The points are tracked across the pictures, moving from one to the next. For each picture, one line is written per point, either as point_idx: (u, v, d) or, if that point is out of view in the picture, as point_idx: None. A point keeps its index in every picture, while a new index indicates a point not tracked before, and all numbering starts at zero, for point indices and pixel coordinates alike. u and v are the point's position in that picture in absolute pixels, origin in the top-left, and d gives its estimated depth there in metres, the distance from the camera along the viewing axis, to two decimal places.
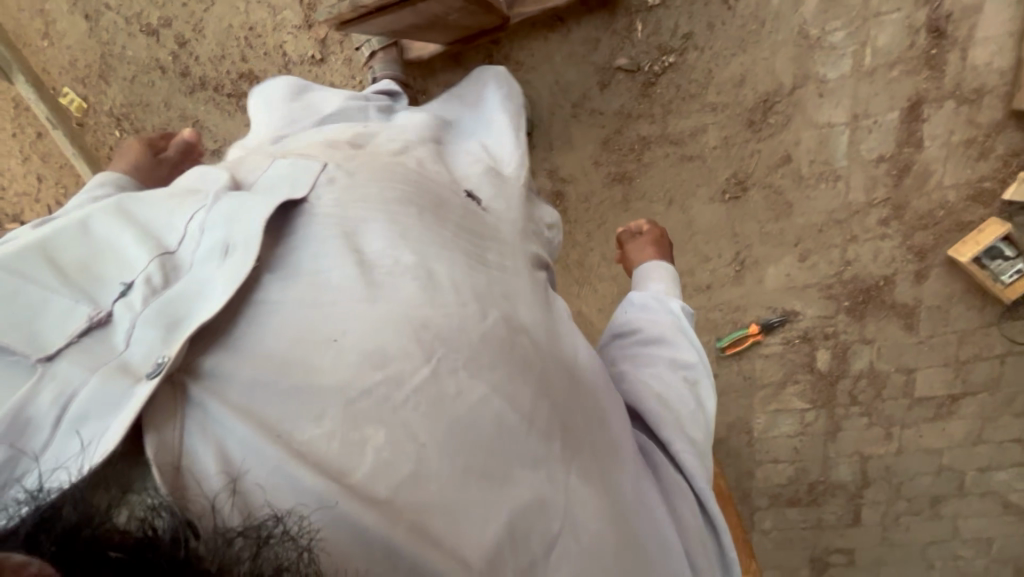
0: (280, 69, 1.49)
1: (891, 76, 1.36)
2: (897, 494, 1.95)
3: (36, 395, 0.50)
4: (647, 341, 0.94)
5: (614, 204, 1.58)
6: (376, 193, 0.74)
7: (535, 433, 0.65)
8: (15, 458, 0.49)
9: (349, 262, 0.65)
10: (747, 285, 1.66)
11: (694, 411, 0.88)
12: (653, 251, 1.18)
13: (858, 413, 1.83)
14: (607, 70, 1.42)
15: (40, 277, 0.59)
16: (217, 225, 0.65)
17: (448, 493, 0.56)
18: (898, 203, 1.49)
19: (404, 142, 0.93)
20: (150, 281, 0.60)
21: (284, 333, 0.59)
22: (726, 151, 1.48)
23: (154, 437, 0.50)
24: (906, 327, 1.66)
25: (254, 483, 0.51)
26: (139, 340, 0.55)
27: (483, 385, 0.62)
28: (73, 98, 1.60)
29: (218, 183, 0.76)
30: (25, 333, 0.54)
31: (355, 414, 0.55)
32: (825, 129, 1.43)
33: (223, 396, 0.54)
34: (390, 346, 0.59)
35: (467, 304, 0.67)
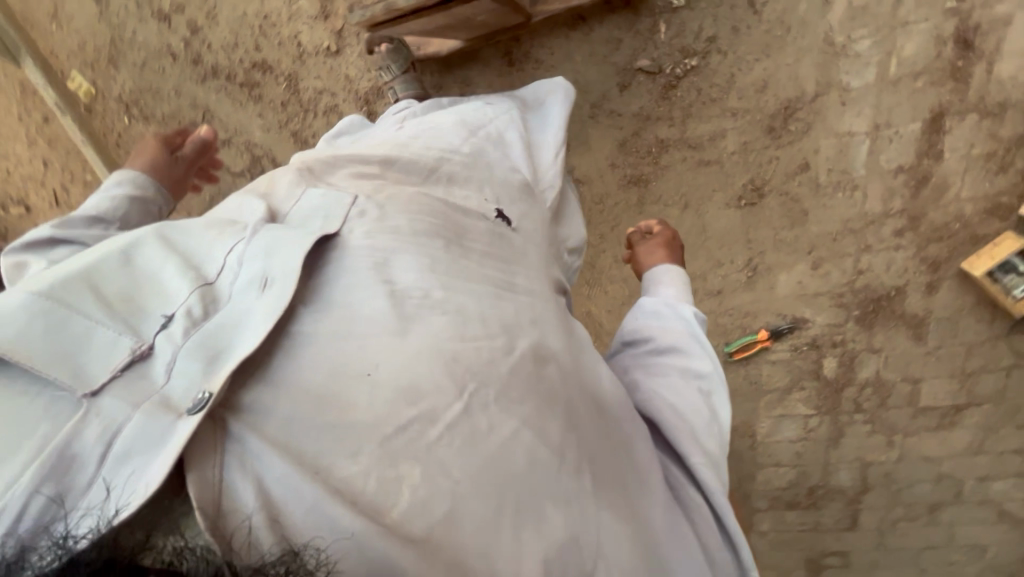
0: (295, 60, 1.46)
1: (915, 86, 1.34)
2: (895, 500, 1.97)
3: (82, 430, 0.52)
4: (659, 349, 0.95)
5: (629, 207, 1.57)
6: (403, 225, 0.78)
7: (565, 468, 0.69)
8: (59, 496, 0.50)
9: (381, 296, 0.68)
10: (758, 291, 1.66)
11: (708, 421, 0.88)
12: (663, 253, 1.18)
13: (861, 421, 1.84)
14: (627, 71, 1.40)
15: (84, 306, 0.60)
16: (256, 258, 0.68)
17: (485, 531, 0.60)
18: (914, 215, 1.49)
19: (439, 154, 0.98)
20: (190, 314, 0.62)
21: (319, 365, 0.61)
22: (745, 156, 1.47)
23: (194, 474, 0.52)
24: (914, 337, 1.67)
25: (289, 519, 0.53)
26: (181, 375, 0.57)
27: (515, 419, 0.67)
28: (81, 83, 1.57)
29: (255, 215, 0.79)
30: (68, 365, 0.56)
31: (392, 452, 0.58)
32: (845, 137, 1.42)
33: (262, 431, 0.56)
34: (425, 381, 0.63)
35: (496, 337, 0.72)
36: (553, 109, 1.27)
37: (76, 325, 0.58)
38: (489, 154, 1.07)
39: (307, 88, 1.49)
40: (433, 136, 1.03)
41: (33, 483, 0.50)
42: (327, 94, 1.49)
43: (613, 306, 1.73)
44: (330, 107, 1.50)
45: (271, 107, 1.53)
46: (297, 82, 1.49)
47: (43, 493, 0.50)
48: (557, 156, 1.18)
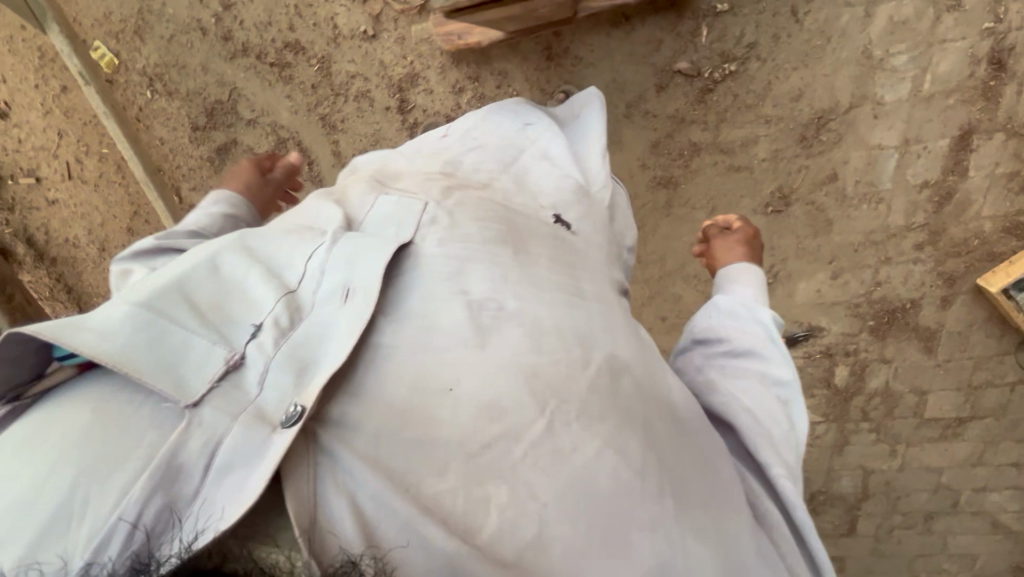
0: (329, 42, 1.44)
1: (947, 103, 1.36)
2: (893, 508, 2.01)
3: (187, 439, 0.55)
4: (737, 352, 0.93)
5: (656, 208, 1.58)
6: (471, 233, 0.82)
7: (651, 490, 0.70)
8: (172, 505, 0.53)
9: (459, 306, 0.71)
10: (776, 298, 1.68)
11: (787, 430, 0.89)
12: (743, 250, 1.19)
13: (867, 429, 1.87)
14: (665, 73, 1.40)
15: (181, 317, 0.64)
16: (337, 267, 0.73)
17: (574, 558, 0.62)
18: (935, 229, 1.51)
19: (488, 174, 1.05)
20: (278, 322, 0.66)
21: (401, 379, 0.65)
22: (775, 164, 1.48)
23: (291, 491, 0.55)
24: (925, 349, 1.70)
25: (383, 537, 0.56)
26: (274, 386, 0.61)
27: (599, 439, 0.68)
28: (104, 53, 1.51)
29: (331, 221, 0.85)
30: (171, 374, 0.59)
31: (477, 473, 0.61)
32: (875, 150, 1.44)
33: (352, 445, 0.59)
34: (506, 399, 0.65)
35: (573, 349, 0.74)
36: (590, 114, 1.30)
37: (174, 336, 0.61)
38: (534, 173, 1.11)
39: (340, 72, 1.47)
40: (482, 156, 1.10)
41: (144, 493, 0.52)
42: (360, 79, 1.47)
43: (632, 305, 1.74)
44: (362, 92, 1.49)
45: (301, 88, 1.50)
46: (329, 65, 1.46)
47: (155, 503, 0.52)
48: (605, 158, 1.20)
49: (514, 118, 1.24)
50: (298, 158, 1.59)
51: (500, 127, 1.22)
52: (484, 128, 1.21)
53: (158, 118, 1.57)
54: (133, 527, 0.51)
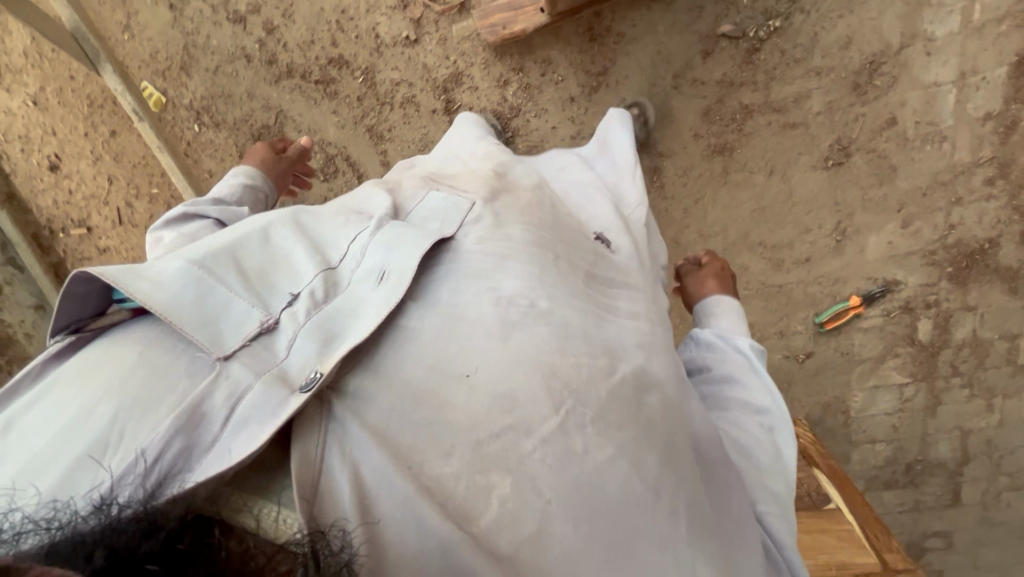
0: (372, 52, 1.45)
1: (1000, 30, 1.35)
2: (998, 470, 1.90)
3: (213, 390, 0.55)
4: (719, 379, 0.93)
5: (713, 177, 1.55)
6: (511, 238, 0.79)
7: (661, 505, 0.65)
8: (188, 449, 0.52)
9: (486, 303, 0.69)
10: (847, 256, 1.62)
11: (776, 466, 0.85)
12: (714, 283, 1.17)
13: (959, 385, 1.78)
14: (710, 38, 1.40)
15: (225, 277, 0.65)
16: (377, 250, 0.73)
17: (572, 561, 0.57)
18: (1004, 161, 1.47)
19: (538, 177, 1.03)
20: (313, 294, 0.66)
21: (422, 360, 0.63)
22: (831, 116, 1.46)
23: (299, 451, 0.54)
24: (1010, 290, 1.63)
25: (380, 514, 0.54)
26: (299, 352, 0.60)
27: (609, 446, 0.63)
28: (152, 93, 1.54)
29: (382, 205, 0.86)
30: (207, 329, 0.59)
31: (484, 458, 0.58)
32: (932, 88, 1.41)
33: (365, 421, 0.57)
34: (522, 392, 0.62)
35: (599, 356, 0.70)
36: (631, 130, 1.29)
37: (216, 295, 0.63)
38: (572, 196, 1.08)
39: (384, 81, 1.48)
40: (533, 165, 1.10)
41: (166, 434, 0.51)
42: (404, 86, 1.48)
43: None
44: (407, 99, 1.49)
45: (347, 102, 1.51)
46: (373, 75, 1.48)
47: (173, 447, 0.51)
48: (639, 178, 1.16)
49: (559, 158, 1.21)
50: (347, 173, 1.58)
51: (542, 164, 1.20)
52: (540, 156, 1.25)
53: (207, 150, 1.58)
54: (152, 463, 0.50)
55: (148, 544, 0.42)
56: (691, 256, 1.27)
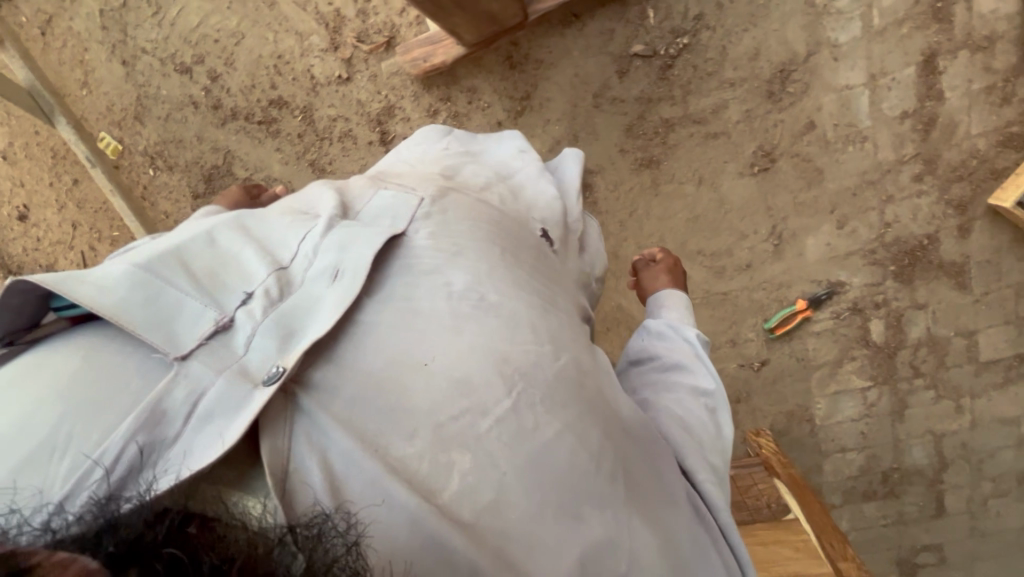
0: (308, 92, 1.55)
1: (902, 32, 1.41)
2: (978, 475, 1.78)
3: (173, 387, 0.52)
4: (667, 367, 0.89)
5: (644, 189, 1.59)
6: (461, 231, 0.74)
7: (602, 471, 0.63)
8: (150, 448, 0.50)
9: (439, 294, 0.66)
10: (787, 260, 1.62)
11: (715, 444, 0.83)
12: (667, 279, 1.16)
13: (923, 387, 1.72)
14: (624, 58, 1.47)
15: (173, 276, 0.59)
16: (330, 251, 0.67)
17: (529, 525, 0.57)
18: (929, 157, 1.49)
19: (487, 179, 1.01)
20: (269, 292, 0.62)
21: (381, 351, 0.60)
22: (750, 124, 1.50)
23: (269, 441, 0.52)
24: (959, 286, 1.60)
25: (350, 495, 0.52)
26: (259, 347, 0.57)
27: (556, 422, 0.62)
28: (109, 141, 1.65)
29: (328, 203, 0.79)
30: (162, 329, 0.55)
31: (444, 438, 0.56)
32: (844, 91, 1.46)
33: (329, 408, 0.55)
34: (477, 375, 0.60)
35: (543, 344, 0.66)
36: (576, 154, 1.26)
37: (166, 294, 0.58)
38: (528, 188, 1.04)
39: (322, 118, 1.56)
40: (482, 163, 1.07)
41: (126, 433, 0.49)
42: (341, 121, 1.56)
43: None
44: (345, 133, 1.57)
45: (289, 139, 1.59)
46: (311, 113, 1.56)
47: (134, 445, 0.49)
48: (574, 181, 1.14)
49: (507, 147, 1.16)
50: None
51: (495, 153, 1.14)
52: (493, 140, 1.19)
53: (161, 192, 1.66)
54: (110, 466, 0.48)
55: (152, 532, 0.39)
56: (643, 253, 1.26)
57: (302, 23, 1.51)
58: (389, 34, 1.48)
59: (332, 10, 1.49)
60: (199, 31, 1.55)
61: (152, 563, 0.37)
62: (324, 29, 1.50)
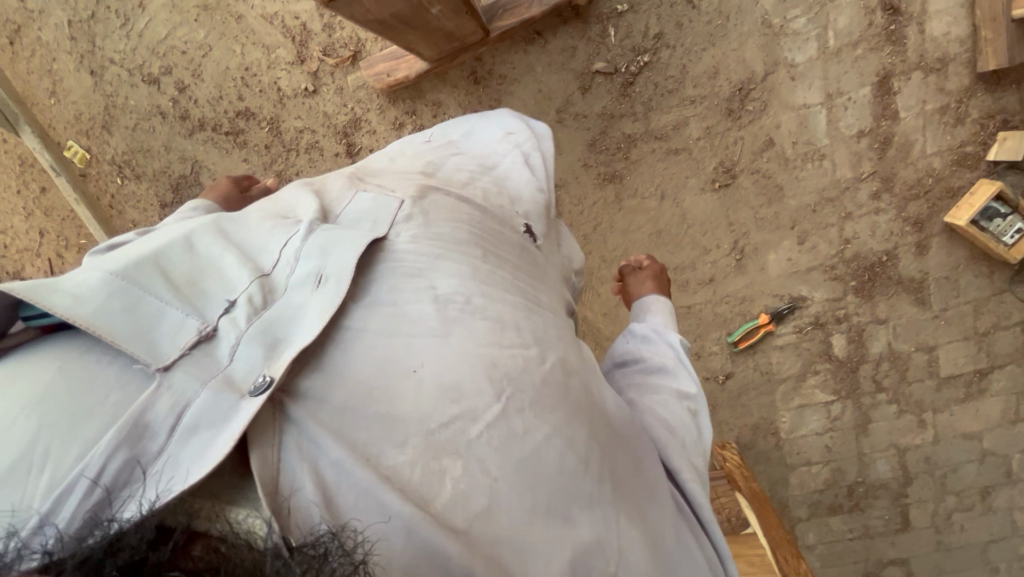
0: (275, 104, 1.56)
1: (856, 54, 1.43)
2: (943, 489, 1.77)
3: (156, 398, 0.47)
4: (651, 370, 0.84)
5: (608, 204, 1.61)
6: (448, 232, 0.67)
7: (590, 472, 0.59)
8: (132, 465, 0.45)
9: (425, 297, 0.60)
10: (750, 274, 1.64)
11: (696, 445, 0.78)
12: (653, 285, 1.10)
13: (886, 401, 1.73)
14: (586, 75, 1.50)
15: (152, 285, 0.54)
16: (311, 256, 0.60)
17: (520, 530, 0.53)
18: (886, 175, 1.51)
19: (469, 170, 0.87)
20: (252, 300, 0.56)
21: (368, 357, 0.55)
22: (710, 141, 1.52)
23: (258, 453, 0.48)
24: (918, 302, 1.61)
25: (343, 505, 0.48)
26: (243, 356, 0.51)
27: (546, 425, 0.57)
28: (76, 150, 1.68)
29: (308, 209, 0.70)
30: (142, 339, 0.50)
31: (436, 444, 0.52)
32: (803, 110, 1.48)
33: (316, 417, 0.51)
34: (467, 382, 0.55)
35: (529, 346, 0.61)
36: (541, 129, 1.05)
37: (145, 303, 0.52)
38: (511, 176, 0.90)
39: (288, 129, 1.57)
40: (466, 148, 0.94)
41: (108, 448, 0.44)
42: (308, 133, 1.57)
43: (608, 307, 1.71)
44: (311, 144, 1.58)
45: (256, 150, 1.60)
46: (278, 124, 1.57)
47: (117, 459, 0.45)
48: (543, 161, 0.96)
49: (494, 127, 1.00)
50: None
51: (481, 133, 0.99)
52: (475, 120, 1.03)
53: (128, 201, 1.68)
54: (93, 482, 0.44)
55: (158, 554, 0.39)
56: (630, 257, 1.20)
57: (269, 36, 1.52)
58: (354, 48, 1.50)
59: (298, 24, 1.50)
60: (166, 43, 1.57)
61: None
62: (290, 42, 1.52)
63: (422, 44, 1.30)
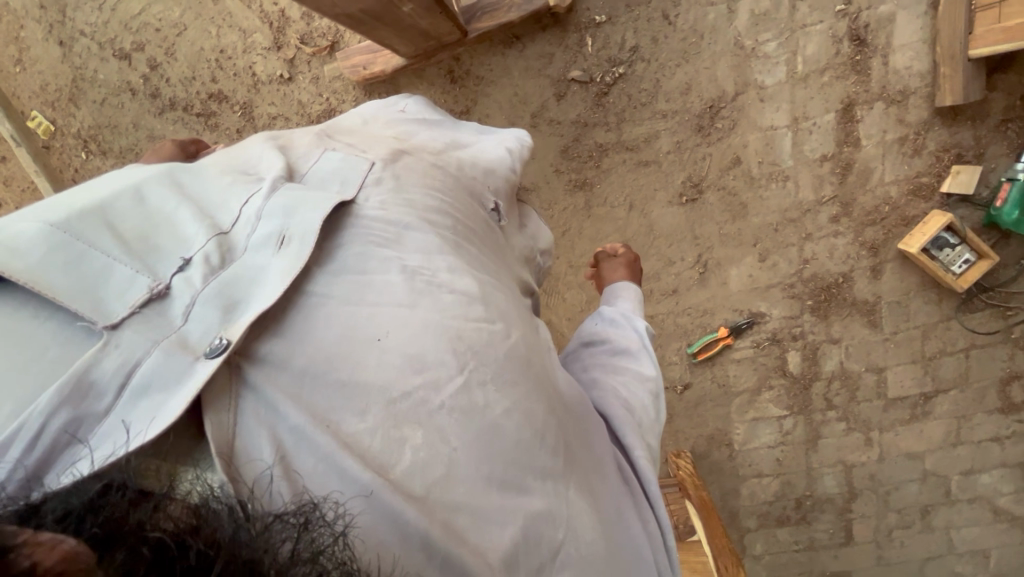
0: (249, 88, 1.55)
1: (823, 81, 1.48)
2: (886, 506, 1.83)
3: (102, 357, 0.45)
4: (614, 351, 0.86)
5: (577, 210, 1.63)
6: (419, 201, 0.67)
7: (548, 445, 0.59)
8: (77, 424, 0.44)
9: (393, 267, 0.59)
10: (712, 288, 1.68)
11: (650, 426, 0.80)
12: (625, 273, 1.12)
13: (836, 418, 1.78)
14: (562, 82, 1.52)
15: (99, 241, 0.52)
16: (273, 215, 0.58)
17: (475, 500, 0.53)
18: (846, 200, 1.56)
19: (444, 143, 0.87)
20: (208, 260, 0.54)
21: (331, 323, 0.54)
22: (680, 155, 1.56)
23: (212, 416, 0.47)
24: (871, 323, 1.67)
25: (300, 469, 0.48)
26: (198, 317, 0.50)
27: (507, 400, 0.57)
28: (40, 121, 1.64)
29: (273, 165, 0.68)
30: (89, 296, 0.48)
31: (397, 413, 0.52)
32: (769, 131, 1.52)
33: (276, 383, 0.50)
34: (431, 354, 0.55)
35: (494, 321, 0.61)
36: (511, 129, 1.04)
37: (92, 260, 0.50)
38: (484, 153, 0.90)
39: (261, 115, 1.56)
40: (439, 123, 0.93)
41: (49, 405, 0.43)
42: (281, 119, 1.56)
43: (572, 313, 1.73)
44: None
45: (227, 134, 1.58)
46: (251, 110, 1.56)
47: (61, 417, 0.43)
48: (518, 154, 0.97)
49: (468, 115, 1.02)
50: None
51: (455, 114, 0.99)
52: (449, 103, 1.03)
53: (92, 176, 1.65)
54: (33, 438, 0.43)
55: (137, 514, 0.38)
56: (608, 246, 1.23)
57: (245, 20, 1.51)
58: (332, 38, 1.49)
59: (276, 10, 1.49)
60: (140, 19, 1.54)
61: (138, 547, 0.35)
62: (266, 27, 1.50)
63: (396, 39, 1.30)
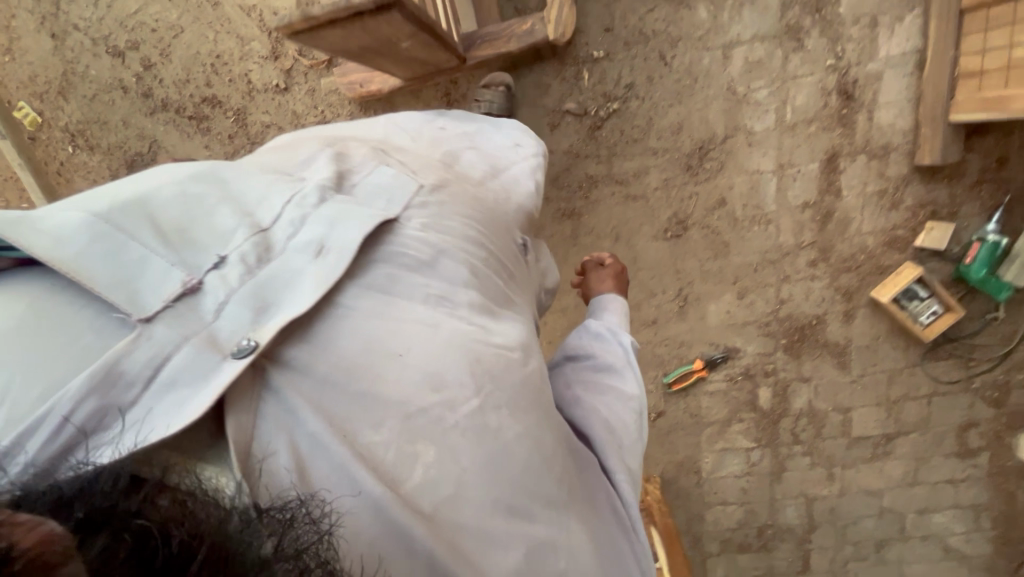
0: (243, 95, 1.54)
1: (810, 130, 1.52)
2: (843, 539, 1.90)
3: (133, 349, 0.45)
4: (599, 368, 0.85)
5: (564, 238, 1.66)
6: (456, 224, 0.68)
7: (552, 471, 0.61)
8: (103, 412, 0.44)
9: (423, 289, 0.60)
10: (690, 321, 1.71)
11: (633, 446, 0.79)
12: (612, 284, 1.14)
13: (801, 452, 1.83)
14: (557, 112, 1.54)
15: (137, 231, 0.51)
16: (315, 221, 0.58)
17: (477, 521, 0.54)
18: (824, 246, 1.60)
19: (480, 171, 0.89)
20: (246, 259, 0.53)
21: (356, 333, 0.54)
22: (667, 192, 1.59)
23: (233, 418, 0.47)
24: (840, 364, 1.72)
25: (309, 475, 0.48)
26: (232, 315, 0.50)
27: (518, 425, 0.59)
28: (27, 113, 1.62)
29: (315, 168, 0.67)
30: (125, 286, 0.48)
31: (413, 428, 0.53)
32: (755, 174, 1.56)
33: (299, 389, 0.50)
34: (453, 375, 0.56)
35: (513, 349, 0.63)
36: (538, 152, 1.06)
37: (129, 251, 0.50)
38: (514, 185, 0.93)
39: (254, 123, 1.56)
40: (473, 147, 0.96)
41: (77, 392, 0.43)
42: (274, 128, 1.56)
43: (553, 336, 1.76)
44: None
45: (218, 138, 1.58)
46: (244, 116, 1.56)
47: (88, 405, 0.43)
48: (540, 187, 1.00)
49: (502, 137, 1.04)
50: None
51: (491, 139, 1.02)
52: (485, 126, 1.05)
53: (79, 170, 1.65)
54: (57, 426, 0.42)
55: (127, 503, 0.38)
56: (593, 255, 1.24)
57: (243, 28, 1.50)
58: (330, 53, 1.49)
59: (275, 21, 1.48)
60: (136, 18, 1.52)
61: (120, 532, 0.35)
62: (264, 35, 1.49)
63: (393, 67, 1.31)
